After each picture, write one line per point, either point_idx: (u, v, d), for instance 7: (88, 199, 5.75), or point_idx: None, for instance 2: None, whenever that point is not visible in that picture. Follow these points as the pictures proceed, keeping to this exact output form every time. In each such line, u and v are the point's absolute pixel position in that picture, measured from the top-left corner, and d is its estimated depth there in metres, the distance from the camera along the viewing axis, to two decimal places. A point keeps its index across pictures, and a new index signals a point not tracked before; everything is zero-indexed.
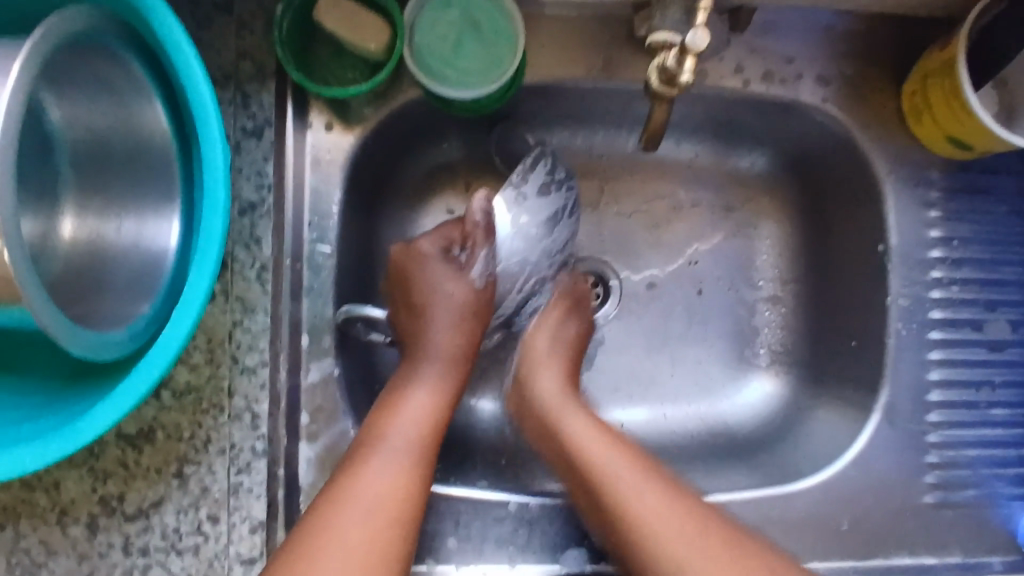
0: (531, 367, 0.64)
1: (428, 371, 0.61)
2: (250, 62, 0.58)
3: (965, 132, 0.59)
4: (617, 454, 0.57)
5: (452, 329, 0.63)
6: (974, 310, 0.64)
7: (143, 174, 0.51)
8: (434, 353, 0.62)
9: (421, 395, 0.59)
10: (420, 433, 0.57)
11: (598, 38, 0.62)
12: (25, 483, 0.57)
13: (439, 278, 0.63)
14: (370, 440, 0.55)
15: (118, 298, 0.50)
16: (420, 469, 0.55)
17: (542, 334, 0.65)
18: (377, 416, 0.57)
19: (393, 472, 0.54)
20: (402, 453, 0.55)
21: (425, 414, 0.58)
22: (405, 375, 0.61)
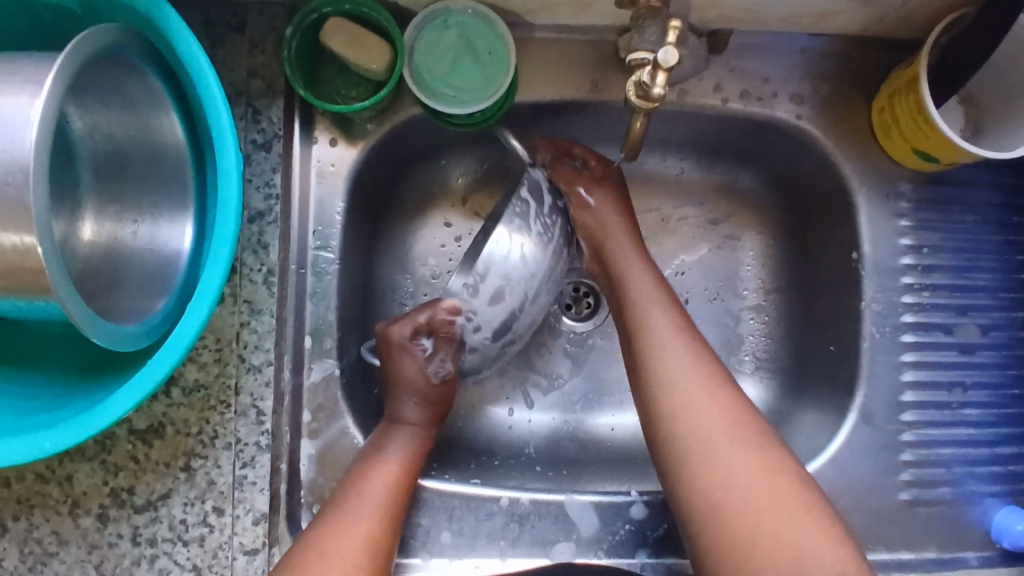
0: (600, 231, 0.68)
1: (396, 439, 0.62)
2: (260, 80, 0.62)
3: (930, 146, 0.63)
4: (704, 375, 0.60)
5: (417, 405, 0.63)
6: (945, 315, 0.68)
7: (160, 182, 0.55)
8: (404, 423, 0.63)
9: (393, 451, 0.61)
10: (389, 489, 0.59)
11: (587, 59, 0.66)
12: (39, 475, 0.60)
13: (405, 367, 0.63)
14: (351, 486, 0.59)
15: (135, 295, 0.53)
16: (389, 522, 0.58)
17: (606, 206, 0.69)
18: (360, 463, 0.60)
19: (370, 517, 0.57)
20: (379, 499, 0.58)
21: (398, 469, 0.61)
22: (375, 439, 0.62)
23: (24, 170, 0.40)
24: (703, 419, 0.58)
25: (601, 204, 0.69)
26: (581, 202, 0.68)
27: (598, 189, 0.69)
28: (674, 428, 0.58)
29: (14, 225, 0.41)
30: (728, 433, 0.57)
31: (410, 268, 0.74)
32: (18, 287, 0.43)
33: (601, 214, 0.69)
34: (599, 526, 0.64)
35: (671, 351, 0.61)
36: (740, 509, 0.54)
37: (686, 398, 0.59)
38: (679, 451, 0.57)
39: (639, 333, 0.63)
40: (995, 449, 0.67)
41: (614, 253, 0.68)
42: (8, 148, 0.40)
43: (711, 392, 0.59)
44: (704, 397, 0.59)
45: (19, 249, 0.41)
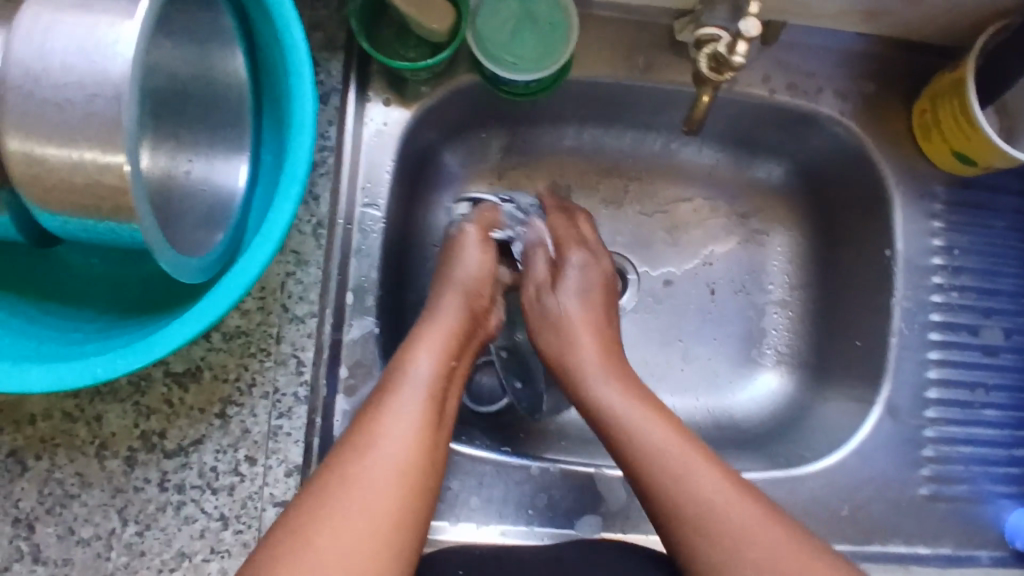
0: (561, 351, 0.66)
1: (427, 339, 0.60)
2: (322, 33, 0.62)
3: (970, 148, 0.65)
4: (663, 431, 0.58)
5: (456, 300, 0.64)
6: (970, 316, 0.69)
7: (220, 124, 0.55)
8: (437, 324, 0.62)
9: (427, 360, 0.58)
10: (427, 395, 0.57)
11: (641, 40, 0.67)
12: (67, 414, 0.58)
13: (473, 261, 0.66)
14: (377, 404, 0.55)
15: (191, 230, 0.53)
16: (430, 428, 0.55)
17: (567, 296, 0.69)
18: (385, 382, 0.57)
19: (408, 432, 0.54)
20: (415, 417, 0.55)
21: (433, 376, 0.58)
22: (407, 345, 0.60)
23: (118, 87, 0.40)
24: (671, 457, 0.56)
25: (574, 262, 0.70)
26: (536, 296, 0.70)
27: (568, 266, 0.70)
28: (642, 468, 0.57)
29: (100, 141, 0.40)
30: (727, 504, 0.54)
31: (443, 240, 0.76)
32: (93, 204, 0.43)
33: (566, 303, 0.68)
34: (627, 497, 0.64)
35: (649, 428, 0.58)
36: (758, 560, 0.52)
37: (645, 441, 0.58)
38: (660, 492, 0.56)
39: (618, 442, 0.59)
40: (1012, 451, 0.69)
41: (575, 349, 0.66)
42: (100, 61, 0.40)
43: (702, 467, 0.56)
44: (659, 434, 0.58)
45: (100, 165, 0.41)
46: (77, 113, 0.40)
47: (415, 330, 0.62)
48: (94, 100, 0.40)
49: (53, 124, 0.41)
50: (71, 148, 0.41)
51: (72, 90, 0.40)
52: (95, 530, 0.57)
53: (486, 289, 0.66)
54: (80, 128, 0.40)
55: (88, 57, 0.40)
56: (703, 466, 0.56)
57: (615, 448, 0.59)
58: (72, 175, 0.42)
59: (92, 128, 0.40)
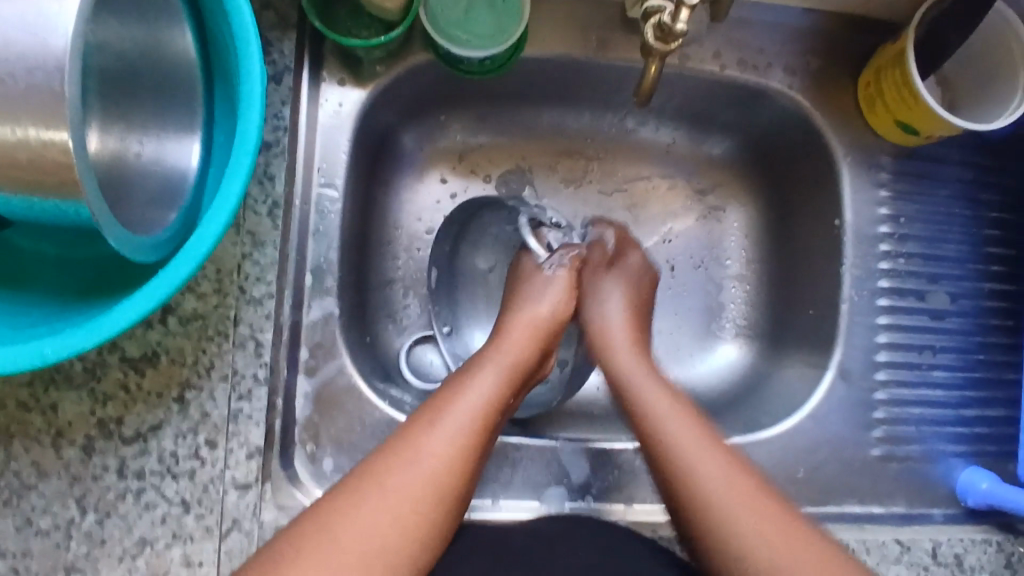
0: (601, 337, 0.68)
1: (492, 357, 0.61)
2: (273, 12, 0.62)
3: (913, 117, 0.67)
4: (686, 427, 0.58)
5: (524, 328, 0.65)
6: (917, 281, 0.72)
7: (170, 106, 0.54)
8: (503, 342, 0.63)
9: (488, 381, 0.58)
10: (477, 413, 0.56)
11: (595, 18, 0.68)
12: (21, 404, 0.57)
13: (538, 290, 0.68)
14: (429, 411, 0.56)
15: (142, 209, 0.52)
16: (474, 447, 0.54)
17: (615, 303, 0.69)
18: (445, 391, 0.58)
19: (448, 445, 0.53)
20: (457, 434, 0.54)
21: (493, 399, 0.58)
22: (473, 362, 0.61)
23: (59, 61, 0.39)
24: (708, 464, 0.56)
25: (631, 257, 0.72)
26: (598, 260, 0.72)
27: (622, 261, 0.72)
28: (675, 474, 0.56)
29: (41, 116, 0.40)
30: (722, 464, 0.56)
31: (404, 222, 0.76)
32: (36, 181, 0.42)
33: (608, 308, 0.69)
34: (590, 470, 0.65)
35: (671, 419, 0.59)
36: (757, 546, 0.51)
37: (675, 431, 0.58)
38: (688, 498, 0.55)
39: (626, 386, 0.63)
40: (961, 411, 0.71)
41: (614, 346, 0.67)
42: (38, 33, 0.39)
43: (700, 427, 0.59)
44: (682, 428, 0.58)
45: (42, 140, 0.40)
46: (15, 85, 0.39)
47: (485, 352, 0.62)
48: (34, 73, 0.39)
49: None
50: (11, 123, 0.40)
51: (9, 62, 0.39)
52: (55, 520, 0.56)
53: (554, 340, 0.67)
54: (20, 104, 0.39)
55: (25, 29, 0.39)
56: (738, 484, 0.54)
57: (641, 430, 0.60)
58: (12, 150, 0.41)
59: (31, 101, 0.39)
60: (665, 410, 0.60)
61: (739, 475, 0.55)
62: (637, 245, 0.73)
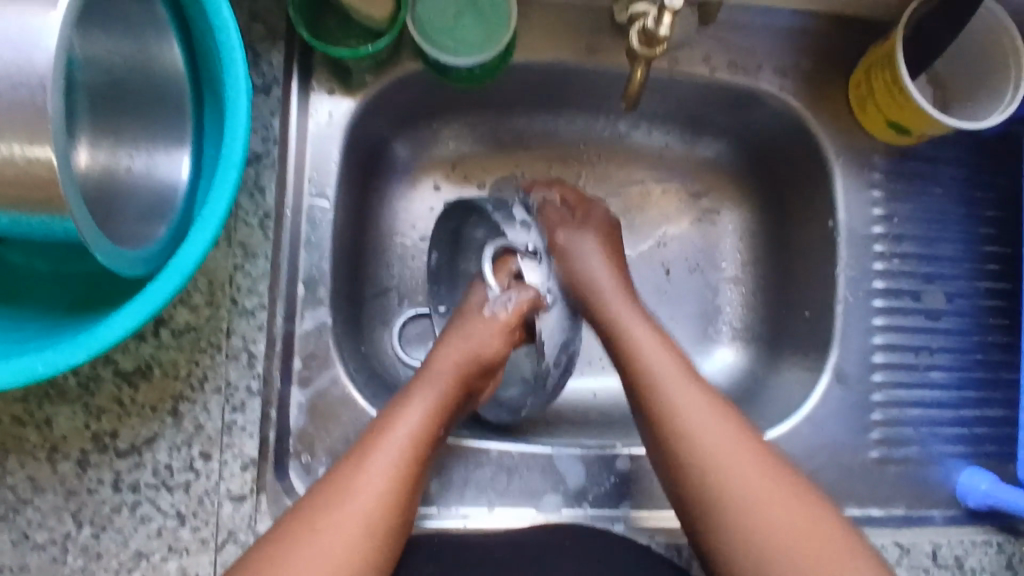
0: (587, 276, 0.65)
1: (417, 393, 0.58)
2: (261, 24, 0.62)
3: (904, 117, 0.67)
4: (692, 390, 0.59)
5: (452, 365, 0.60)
6: (913, 282, 0.72)
7: (158, 119, 0.54)
8: (429, 375, 0.60)
9: (413, 419, 0.56)
10: (404, 452, 0.55)
11: (583, 24, 0.68)
12: (16, 418, 0.57)
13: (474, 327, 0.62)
14: (356, 454, 0.55)
15: (132, 223, 0.52)
16: (405, 487, 0.54)
17: (590, 240, 0.66)
18: (377, 426, 0.57)
19: (376, 487, 0.53)
20: (384, 477, 0.53)
21: (419, 435, 0.56)
22: (400, 397, 0.59)
23: (41, 77, 0.39)
24: (707, 432, 0.57)
25: (587, 242, 0.66)
26: (561, 248, 0.66)
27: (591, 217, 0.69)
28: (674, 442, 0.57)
29: (25, 133, 0.40)
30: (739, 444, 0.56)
31: (398, 231, 0.76)
32: (23, 198, 0.42)
33: (587, 255, 0.66)
34: (585, 476, 0.65)
35: (674, 385, 0.59)
36: (754, 513, 0.53)
37: (675, 400, 0.58)
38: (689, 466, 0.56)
39: (633, 357, 0.61)
40: (959, 411, 0.71)
41: (602, 286, 0.64)
42: (20, 50, 0.39)
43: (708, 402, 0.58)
44: (687, 394, 0.58)
45: (27, 157, 0.40)
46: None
47: (410, 385, 0.60)
48: (18, 90, 0.39)
49: None
50: None
51: None
52: (50, 534, 0.56)
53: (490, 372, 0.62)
54: (4, 121, 0.40)
55: (8, 46, 0.39)
56: (735, 451, 0.56)
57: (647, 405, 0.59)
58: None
59: (15, 119, 0.40)
60: (665, 373, 0.60)
61: (737, 439, 0.56)
62: (598, 202, 0.70)
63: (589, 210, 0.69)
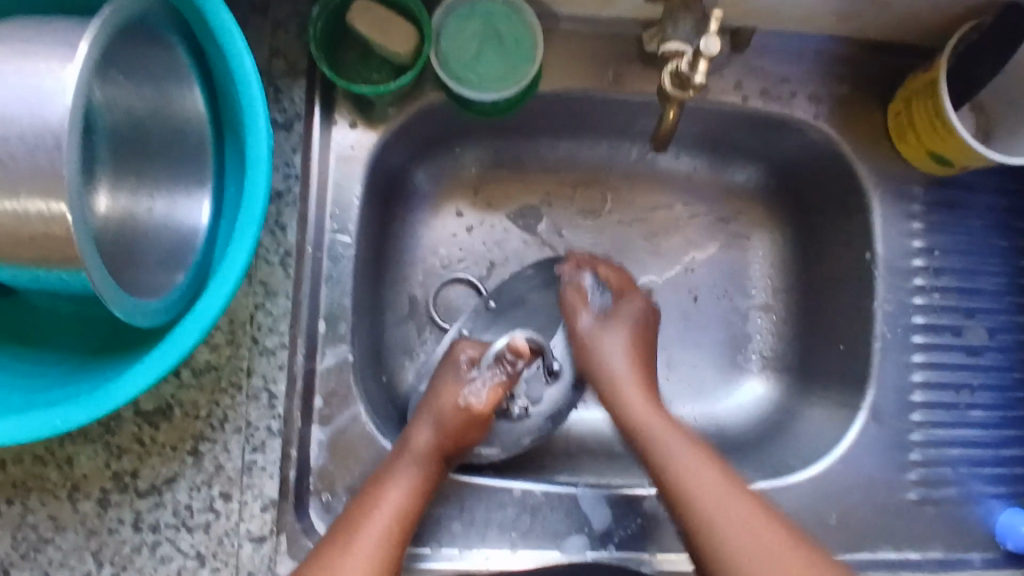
0: (609, 382, 0.63)
1: (397, 469, 0.58)
2: (281, 57, 0.61)
3: (947, 150, 0.64)
4: (709, 465, 0.58)
5: (427, 445, 0.59)
6: (953, 316, 0.69)
7: (178, 161, 0.54)
8: (406, 450, 0.59)
9: (398, 495, 0.56)
10: (393, 528, 0.55)
11: (610, 54, 0.66)
12: (38, 458, 0.57)
13: (449, 385, 0.61)
14: (341, 536, 0.54)
15: (151, 271, 0.51)
16: (391, 563, 0.54)
17: (617, 334, 0.65)
18: (357, 508, 0.56)
19: (363, 568, 0.53)
20: (370, 552, 0.54)
21: (404, 513, 0.56)
22: (383, 470, 0.58)
23: (57, 136, 0.38)
24: (728, 507, 0.55)
25: (628, 306, 0.66)
26: (584, 343, 0.65)
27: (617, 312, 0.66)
28: (698, 522, 0.55)
29: (42, 192, 0.39)
30: (710, 471, 0.57)
31: (420, 258, 0.75)
32: (39, 255, 0.41)
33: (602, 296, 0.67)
34: (611, 518, 0.64)
35: (680, 451, 0.58)
36: None
37: (703, 489, 0.56)
38: (709, 546, 0.54)
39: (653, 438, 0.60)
40: (1001, 451, 0.68)
41: (621, 385, 0.63)
42: (35, 110, 0.38)
43: (697, 451, 0.59)
44: (714, 479, 0.57)
45: (46, 217, 0.40)
46: (17, 165, 0.39)
47: (386, 462, 0.59)
48: (35, 153, 0.38)
49: None
50: (14, 199, 0.39)
51: (10, 141, 0.39)
52: (72, 574, 0.56)
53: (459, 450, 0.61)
54: (21, 180, 0.39)
55: (23, 107, 0.39)
56: (758, 521, 0.55)
57: (657, 483, 0.58)
58: (15, 227, 0.40)
59: (33, 180, 0.39)
60: (679, 453, 0.58)
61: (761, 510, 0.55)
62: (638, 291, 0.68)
63: (619, 309, 0.66)
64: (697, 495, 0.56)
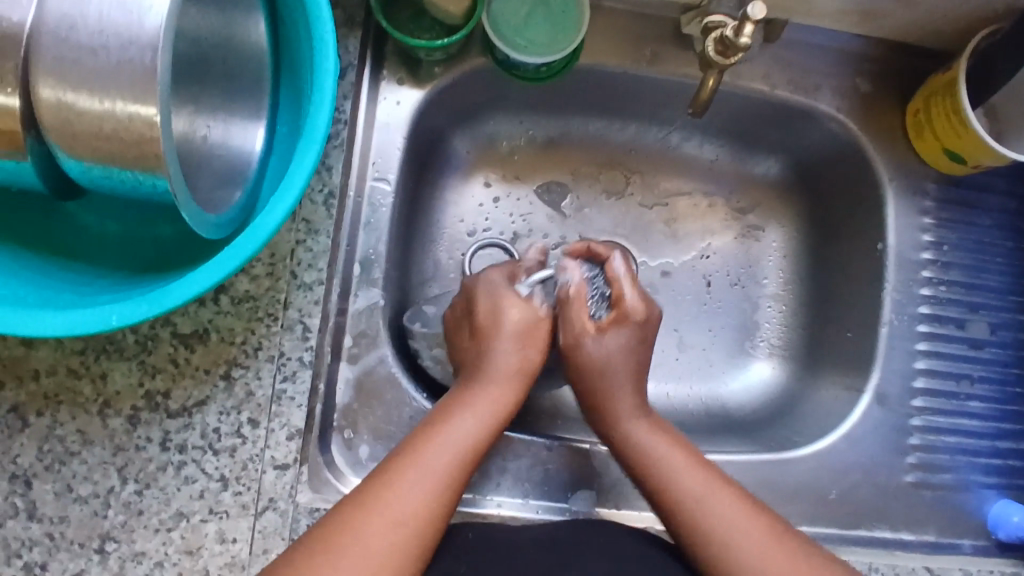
0: (601, 378, 0.64)
1: (477, 394, 0.60)
2: (339, 10, 0.64)
3: (963, 146, 0.67)
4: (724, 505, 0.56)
5: (509, 382, 0.62)
6: (958, 309, 0.72)
7: (237, 92, 0.56)
8: (491, 373, 0.62)
9: (471, 420, 0.58)
10: (462, 450, 0.56)
11: (648, 34, 0.70)
12: (72, 371, 0.59)
13: (506, 298, 0.65)
14: (403, 460, 0.54)
15: (207, 189, 0.53)
16: (454, 486, 0.55)
17: (609, 343, 0.64)
18: (412, 440, 0.56)
19: (423, 490, 0.53)
20: (433, 476, 0.54)
21: (474, 441, 0.57)
22: (455, 398, 0.60)
23: (153, 38, 0.41)
24: (739, 541, 0.54)
25: (613, 334, 0.65)
26: (576, 344, 0.65)
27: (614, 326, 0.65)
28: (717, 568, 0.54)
29: (131, 89, 0.41)
30: (722, 501, 0.56)
31: (448, 223, 0.78)
32: (117, 151, 0.44)
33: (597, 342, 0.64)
34: (622, 476, 0.66)
35: (689, 484, 0.57)
36: None
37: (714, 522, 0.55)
38: None
39: (665, 494, 0.58)
40: (997, 443, 0.71)
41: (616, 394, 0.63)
42: (130, 10, 0.41)
43: (699, 469, 0.58)
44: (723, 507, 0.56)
45: (129, 112, 0.42)
46: (110, 60, 0.41)
47: (463, 390, 0.61)
48: (127, 49, 0.41)
49: (84, 72, 0.42)
50: (101, 96, 0.42)
51: (105, 39, 0.41)
52: (94, 488, 0.57)
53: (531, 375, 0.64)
54: (110, 77, 0.41)
55: (121, 8, 0.41)
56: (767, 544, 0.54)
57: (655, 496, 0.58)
58: (99, 122, 0.43)
59: (121, 77, 0.41)
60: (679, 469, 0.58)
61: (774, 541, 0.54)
62: (625, 258, 0.68)
63: (608, 329, 0.65)
64: (710, 537, 0.55)
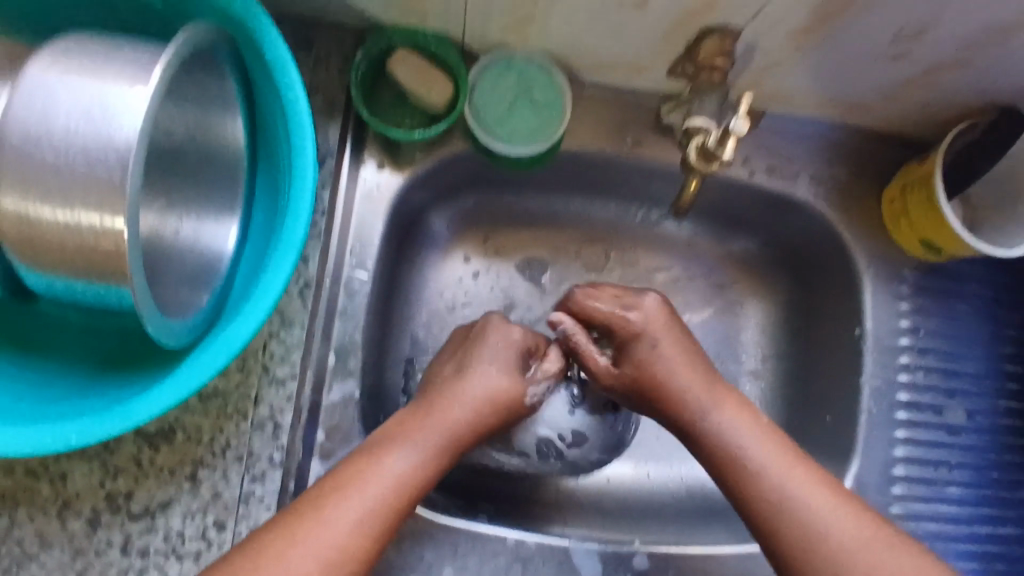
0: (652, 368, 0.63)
1: (422, 436, 0.58)
2: (320, 96, 0.63)
3: (940, 238, 0.67)
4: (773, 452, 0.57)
5: (461, 425, 0.60)
6: (935, 396, 0.72)
7: (213, 185, 0.55)
8: (438, 422, 0.59)
9: (405, 461, 0.56)
10: (398, 495, 0.55)
11: (630, 120, 0.70)
12: (30, 471, 0.56)
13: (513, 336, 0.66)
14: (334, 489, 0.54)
15: (179, 291, 0.51)
16: (385, 524, 0.54)
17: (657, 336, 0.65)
18: (353, 466, 0.55)
19: (349, 525, 0.52)
20: (361, 507, 0.53)
21: (407, 480, 0.56)
22: (392, 436, 0.58)
23: (122, 154, 0.39)
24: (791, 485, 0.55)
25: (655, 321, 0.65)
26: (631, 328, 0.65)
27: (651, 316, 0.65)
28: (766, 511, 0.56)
29: (98, 205, 0.40)
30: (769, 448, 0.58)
31: (426, 299, 0.77)
32: (83, 265, 0.42)
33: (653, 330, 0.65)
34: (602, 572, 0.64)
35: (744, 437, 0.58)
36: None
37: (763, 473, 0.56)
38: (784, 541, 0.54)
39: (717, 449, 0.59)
40: (976, 530, 0.70)
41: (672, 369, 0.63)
42: (100, 126, 0.39)
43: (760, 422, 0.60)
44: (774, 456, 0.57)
45: (95, 228, 0.40)
46: (77, 177, 0.40)
47: (409, 425, 0.59)
48: (95, 166, 0.39)
49: (51, 187, 0.40)
50: (67, 211, 0.40)
51: (72, 155, 0.40)
52: None
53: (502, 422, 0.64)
54: (77, 193, 0.40)
55: (90, 122, 0.40)
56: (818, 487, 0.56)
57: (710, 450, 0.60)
58: (64, 237, 0.41)
59: (88, 193, 0.40)
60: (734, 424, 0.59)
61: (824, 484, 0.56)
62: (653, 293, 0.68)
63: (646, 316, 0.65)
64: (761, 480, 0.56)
